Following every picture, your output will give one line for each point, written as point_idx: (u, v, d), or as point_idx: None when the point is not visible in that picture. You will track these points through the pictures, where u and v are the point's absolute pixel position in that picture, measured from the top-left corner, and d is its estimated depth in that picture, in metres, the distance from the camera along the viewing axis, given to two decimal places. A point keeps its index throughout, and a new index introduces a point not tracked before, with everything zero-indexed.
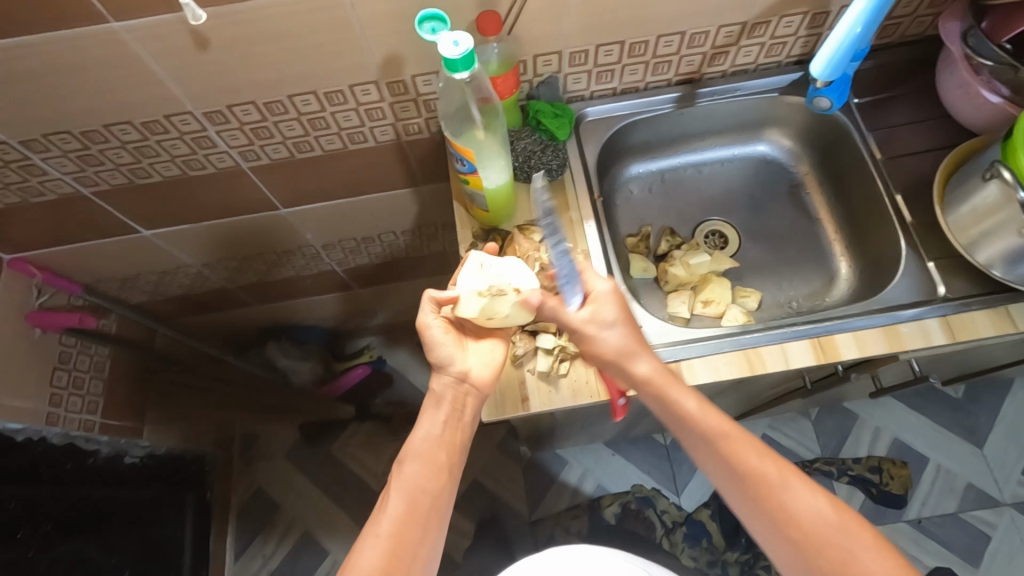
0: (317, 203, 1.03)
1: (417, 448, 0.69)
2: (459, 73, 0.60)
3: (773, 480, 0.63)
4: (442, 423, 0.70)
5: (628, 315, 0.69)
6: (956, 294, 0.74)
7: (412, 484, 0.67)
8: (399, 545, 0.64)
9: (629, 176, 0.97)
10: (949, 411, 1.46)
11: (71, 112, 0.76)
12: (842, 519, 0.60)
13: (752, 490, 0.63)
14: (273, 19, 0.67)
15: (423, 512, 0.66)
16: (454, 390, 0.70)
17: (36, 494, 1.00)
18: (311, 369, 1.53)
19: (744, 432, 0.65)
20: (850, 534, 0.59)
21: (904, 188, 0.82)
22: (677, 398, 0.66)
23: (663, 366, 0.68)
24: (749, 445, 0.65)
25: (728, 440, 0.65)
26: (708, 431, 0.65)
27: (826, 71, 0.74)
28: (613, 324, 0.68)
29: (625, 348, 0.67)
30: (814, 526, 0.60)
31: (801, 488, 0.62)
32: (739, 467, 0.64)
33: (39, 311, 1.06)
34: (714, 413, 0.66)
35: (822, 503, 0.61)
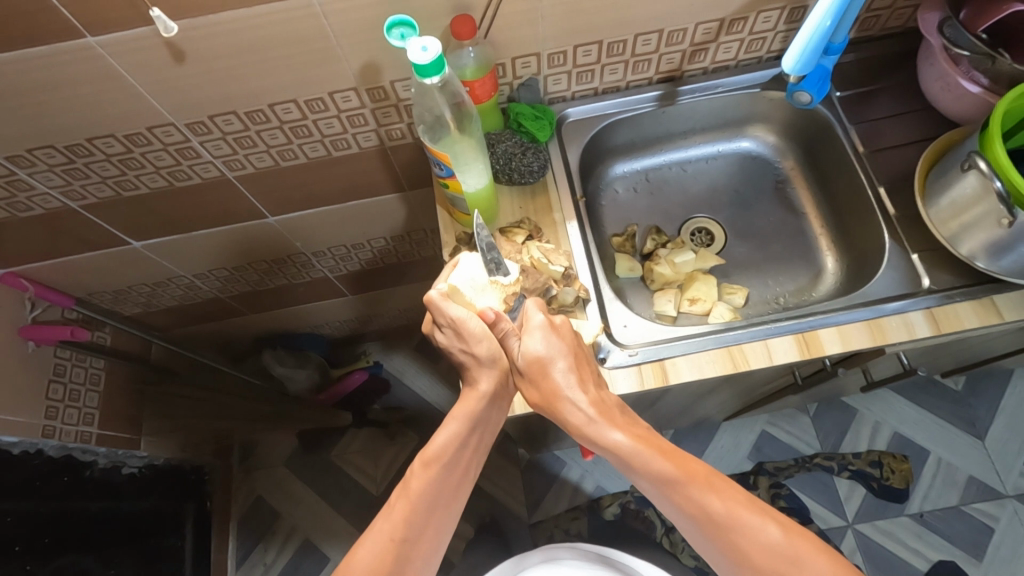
0: (305, 211, 1.03)
1: (447, 454, 0.65)
2: (430, 79, 0.60)
3: (720, 518, 0.58)
4: (475, 431, 0.67)
5: (557, 347, 0.66)
6: (940, 286, 0.73)
7: (434, 487, 0.64)
8: (409, 548, 0.61)
9: (613, 177, 0.97)
10: (949, 404, 1.45)
11: (54, 127, 0.77)
12: (796, 551, 0.55)
13: (700, 529, 0.59)
14: (249, 30, 0.68)
15: (440, 519, 0.64)
16: (500, 390, 0.69)
17: (34, 507, 0.99)
18: (308, 377, 1.51)
19: (683, 467, 0.60)
20: (807, 566, 0.55)
21: (887, 181, 0.81)
22: (606, 441, 0.63)
23: (596, 400, 0.65)
24: (691, 482, 0.59)
25: (669, 482, 0.60)
26: (647, 472, 0.61)
27: (798, 66, 0.74)
28: (544, 360, 0.65)
29: (554, 390, 0.65)
30: (767, 560, 0.56)
31: (751, 520, 0.57)
32: (684, 506, 0.59)
33: (32, 325, 1.06)
34: (651, 451, 0.61)
35: (774, 533, 0.56)
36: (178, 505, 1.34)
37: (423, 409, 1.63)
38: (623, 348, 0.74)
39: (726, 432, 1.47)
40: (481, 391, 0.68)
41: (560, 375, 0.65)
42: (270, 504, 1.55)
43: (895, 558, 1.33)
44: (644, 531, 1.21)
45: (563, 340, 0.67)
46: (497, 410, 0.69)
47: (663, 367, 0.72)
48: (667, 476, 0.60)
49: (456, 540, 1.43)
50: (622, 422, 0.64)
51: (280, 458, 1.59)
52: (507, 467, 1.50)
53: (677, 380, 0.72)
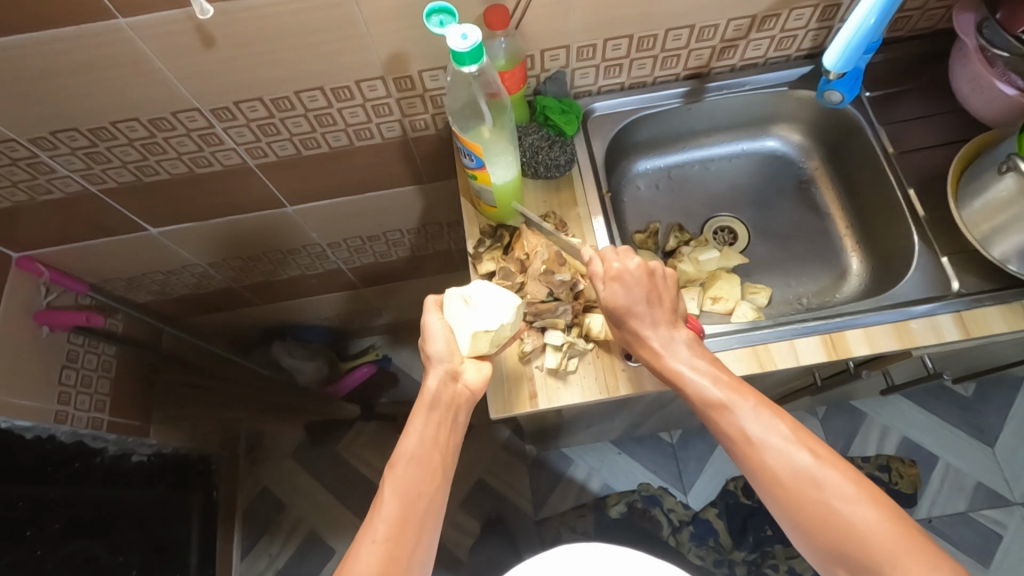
0: (323, 201, 1.03)
1: (410, 451, 0.63)
2: (466, 67, 0.59)
3: (753, 438, 0.58)
4: (437, 424, 0.64)
5: (637, 295, 0.66)
6: (969, 290, 0.73)
7: (407, 485, 0.61)
8: (392, 549, 0.57)
9: (636, 173, 0.96)
10: (958, 410, 1.44)
11: (79, 109, 0.76)
12: (825, 476, 0.55)
13: (735, 447, 0.60)
14: (280, 16, 0.67)
15: (420, 518, 0.60)
16: (445, 391, 0.66)
17: (45, 494, 0.99)
18: (317, 369, 1.53)
19: (729, 390, 0.61)
20: (833, 488, 0.54)
21: (915, 183, 0.81)
22: (669, 369, 0.64)
23: (670, 337, 0.66)
24: (732, 403, 0.60)
25: (712, 402, 0.61)
26: (693, 393, 0.62)
27: (839, 63, 0.73)
28: (625, 306, 0.66)
29: (631, 329, 0.67)
30: (793, 480, 0.56)
31: (783, 442, 0.57)
32: (721, 425, 0.60)
33: (46, 310, 1.05)
34: (703, 375, 0.63)
35: (804, 458, 0.56)
36: (184, 495, 1.33)
37: None
38: None
39: None
40: (426, 387, 0.66)
41: (639, 317, 0.66)
42: (275, 495, 1.55)
43: None
44: (653, 530, 1.21)
45: (643, 286, 0.67)
46: (447, 407, 0.65)
47: None
48: (712, 397, 0.61)
49: (461, 535, 1.43)
50: (689, 352, 0.65)
51: (287, 449, 1.58)
52: (515, 462, 1.50)
53: None
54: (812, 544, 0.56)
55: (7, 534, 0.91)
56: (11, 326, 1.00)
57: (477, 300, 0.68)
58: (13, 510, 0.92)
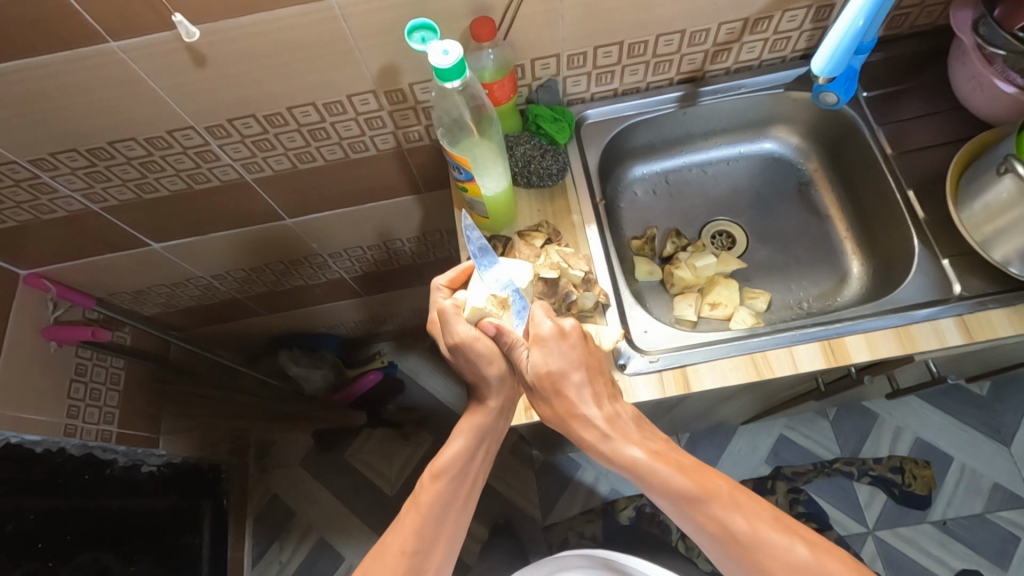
0: (322, 212, 1.03)
1: (455, 467, 0.68)
2: (451, 83, 0.59)
3: (742, 537, 0.57)
4: (481, 448, 0.70)
5: (572, 361, 0.65)
6: (972, 293, 0.71)
7: (445, 501, 0.67)
8: (422, 559, 0.64)
9: (632, 178, 0.96)
10: (973, 410, 1.41)
11: (77, 130, 0.78)
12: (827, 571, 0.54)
13: (723, 547, 0.58)
14: (268, 34, 0.68)
15: (451, 534, 0.67)
16: (508, 406, 0.71)
17: (54, 506, 1.01)
18: (323, 377, 1.51)
19: (703, 485, 0.60)
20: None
21: (916, 184, 0.79)
22: (622, 456, 0.63)
23: (611, 416, 0.65)
24: (707, 499, 0.59)
25: (682, 496, 0.60)
26: (659, 486, 0.61)
27: (828, 67, 0.73)
28: (560, 373, 0.65)
29: (565, 403, 0.65)
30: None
31: (775, 539, 0.57)
32: (701, 522, 0.59)
33: (54, 325, 1.07)
34: (668, 467, 0.61)
35: (801, 553, 0.55)
36: (195, 504, 1.35)
37: (436, 409, 1.63)
38: (643, 355, 0.73)
39: (743, 436, 1.45)
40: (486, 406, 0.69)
41: (574, 387, 0.65)
42: (285, 503, 1.56)
43: (917, 566, 1.30)
44: (661, 534, 1.20)
45: (575, 353, 0.65)
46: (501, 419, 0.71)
47: (685, 374, 0.71)
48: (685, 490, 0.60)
49: (469, 541, 1.43)
50: (639, 439, 0.64)
51: (296, 457, 1.60)
52: (522, 468, 1.50)
53: (700, 388, 0.70)
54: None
55: (18, 548, 0.93)
56: (21, 342, 1.01)
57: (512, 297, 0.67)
58: (24, 523, 0.95)
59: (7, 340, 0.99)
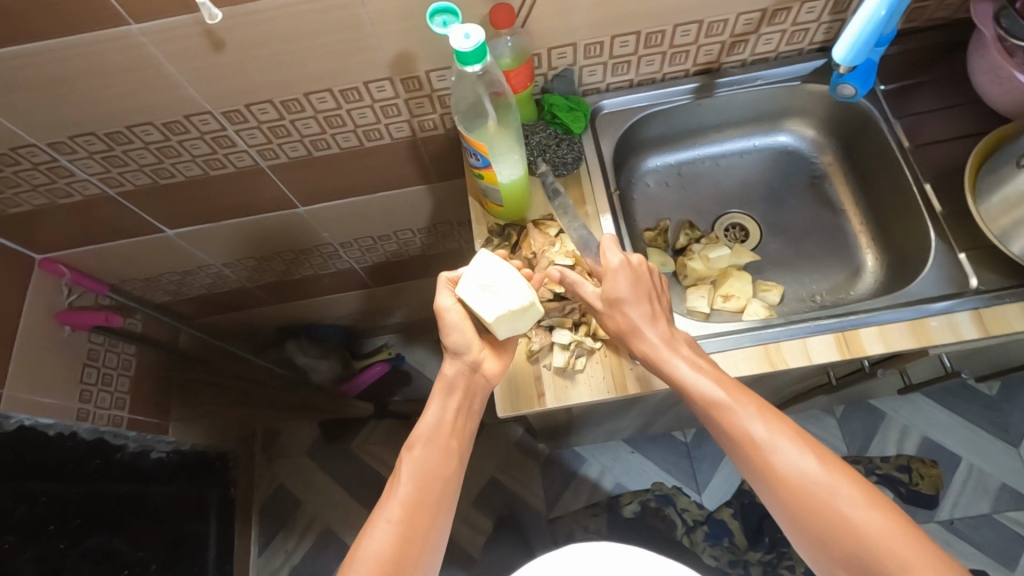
0: (334, 201, 1.04)
1: (426, 434, 0.69)
2: (471, 67, 0.59)
3: (760, 442, 0.61)
4: (452, 411, 0.70)
5: (638, 288, 0.69)
6: (988, 287, 0.71)
7: (422, 467, 0.67)
8: (409, 528, 0.63)
9: (645, 170, 0.96)
10: (981, 409, 1.41)
11: (96, 113, 0.78)
12: (835, 484, 0.58)
13: (744, 454, 0.62)
14: (287, 18, 0.68)
15: (434, 501, 0.66)
16: (463, 379, 0.70)
17: (65, 489, 1.01)
18: (330, 367, 1.55)
19: (733, 393, 0.64)
20: (845, 500, 0.57)
21: (933, 178, 0.79)
22: (671, 366, 0.65)
23: (666, 333, 0.68)
24: (739, 409, 0.63)
25: (717, 406, 0.63)
26: (697, 396, 0.64)
27: (849, 56, 0.72)
28: (626, 301, 0.68)
29: (632, 325, 0.68)
30: (802, 486, 0.59)
31: (790, 448, 0.61)
32: (725, 426, 0.63)
33: (67, 310, 1.08)
34: (706, 374, 0.65)
35: (812, 465, 0.59)
36: (203, 492, 1.36)
37: None
38: None
39: None
40: (444, 375, 0.71)
41: (637, 312, 0.68)
42: (292, 493, 1.57)
43: None
44: (665, 530, 1.20)
45: (639, 280, 0.69)
46: (464, 393, 0.70)
47: None
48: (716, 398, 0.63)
49: (473, 533, 1.44)
50: (688, 352, 0.67)
51: (303, 447, 1.61)
52: (528, 460, 1.50)
53: None
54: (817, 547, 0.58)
55: (30, 530, 0.94)
56: (35, 326, 1.02)
57: (495, 284, 0.66)
58: (36, 506, 0.95)
59: (22, 324, 1.00)
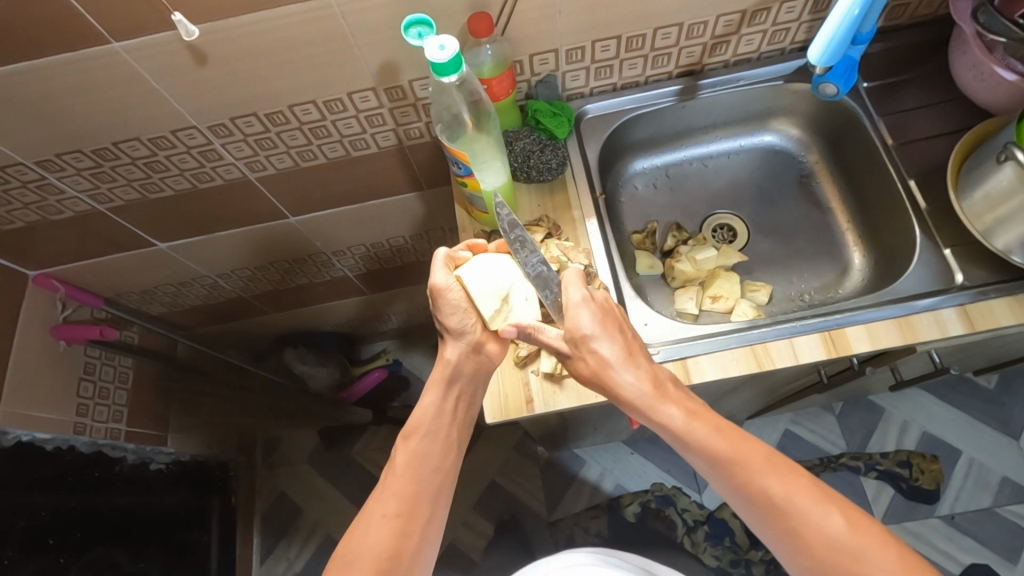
0: (324, 211, 1.04)
1: (425, 424, 0.70)
2: (448, 77, 0.60)
3: (777, 503, 0.58)
4: (450, 400, 0.70)
5: (603, 325, 0.66)
6: (974, 282, 0.71)
7: (419, 460, 0.68)
8: (406, 522, 0.65)
9: (633, 173, 0.96)
10: (981, 403, 1.40)
11: (83, 131, 0.79)
12: (862, 545, 0.55)
13: (758, 511, 0.59)
14: (267, 32, 0.68)
15: (432, 492, 0.67)
16: (468, 360, 0.70)
17: (64, 502, 1.02)
18: (329, 375, 1.54)
19: (745, 450, 0.60)
20: (877, 564, 0.54)
21: (918, 174, 0.79)
22: (662, 418, 0.62)
23: (648, 376, 0.64)
24: (749, 462, 0.60)
25: (726, 461, 0.60)
26: (702, 449, 0.61)
27: (824, 57, 0.73)
28: (594, 337, 0.65)
29: (603, 363, 0.65)
30: (827, 550, 0.56)
31: (813, 508, 0.57)
32: (736, 482, 0.60)
33: (63, 324, 1.08)
34: (706, 427, 0.62)
35: (838, 524, 0.56)
36: (203, 501, 1.37)
37: None
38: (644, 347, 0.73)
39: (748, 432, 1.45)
40: (447, 360, 0.70)
41: (608, 348, 0.65)
42: (293, 501, 1.57)
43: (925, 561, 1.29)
44: (665, 531, 1.20)
45: (603, 315, 0.67)
46: (469, 378, 0.70)
47: (685, 366, 0.71)
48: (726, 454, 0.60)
49: (474, 537, 1.44)
50: (677, 398, 0.64)
51: (303, 455, 1.61)
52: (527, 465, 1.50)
53: (700, 380, 0.70)
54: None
55: (30, 543, 0.94)
56: (31, 341, 1.03)
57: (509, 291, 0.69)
58: (36, 519, 0.96)
59: (17, 339, 1.00)
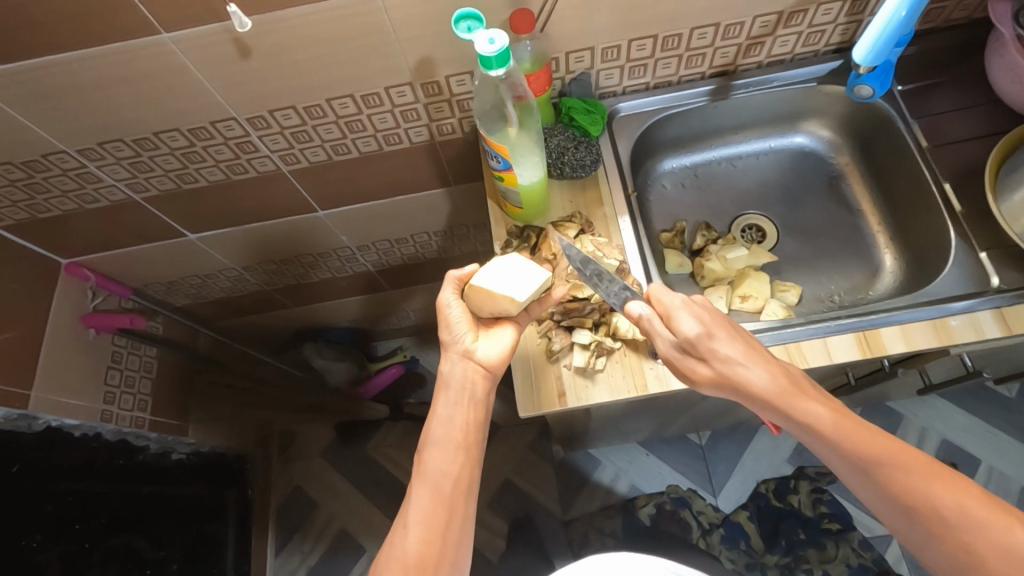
0: (352, 205, 1.05)
1: (435, 434, 0.69)
2: (493, 70, 0.60)
3: (825, 427, 0.59)
4: (454, 407, 0.70)
5: (710, 321, 0.64)
6: (1010, 286, 0.71)
7: (433, 470, 0.67)
8: (428, 532, 0.64)
9: (662, 172, 0.96)
10: (1002, 412, 1.39)
11: (125, 121, 0.80)
12: (902, 459, 0.56)
13: (808, 435, 0.60)
14: (312, 26, 0.69)
15: (450, 499, 0.66)
16: (461, 372, 0.71)
17: (91, 489, 1.03)
18: (346, 369, 1.57)
19: (790, 384, 0.61)
20: (917, 474, 0.55)
21: (952, 177, 0.79)
22: (743, 378, 0.62)
23: (743, 349, 0.63)
24: (795, 395, 0.60)
25: (779, 396, 0.61)
26: (760, 388, 0.61)
27: (869, 57, 0.73)
28: (707, 338, 0.63)
29: (727, 361, 0.62)
30: (874, 464, 0.56)
31: (857, 430, 0.58)
32: (793, 416, 0.60)
33: (93, 312, 1.10)
34: (761, 362, 0.62)
35: (880, 447, 0.57)
36: (221, 494, 1.38)
37: None
38: None
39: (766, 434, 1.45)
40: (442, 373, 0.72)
41: (728, 349, 0.63)
42: (308, 496, 1.57)
43: None
44: (681, 535, 1.19)
45: (711, 314, 0.65)
46: (461, 385, 0.70)
47: None
48: (784, 394, 0.60)
49: (489, 535, 1.44)
50: (760, 359, 0.63)
51: (317, 450, 1.61)
52: (542, 464, 1.50)
53: None
54: (915, 527, 0.55)
55: (55, 528, 0.95)
56: (63, 329, 1.05)
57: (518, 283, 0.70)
58: (62, 504, 0.97)
59: (48, 327, 1.02)
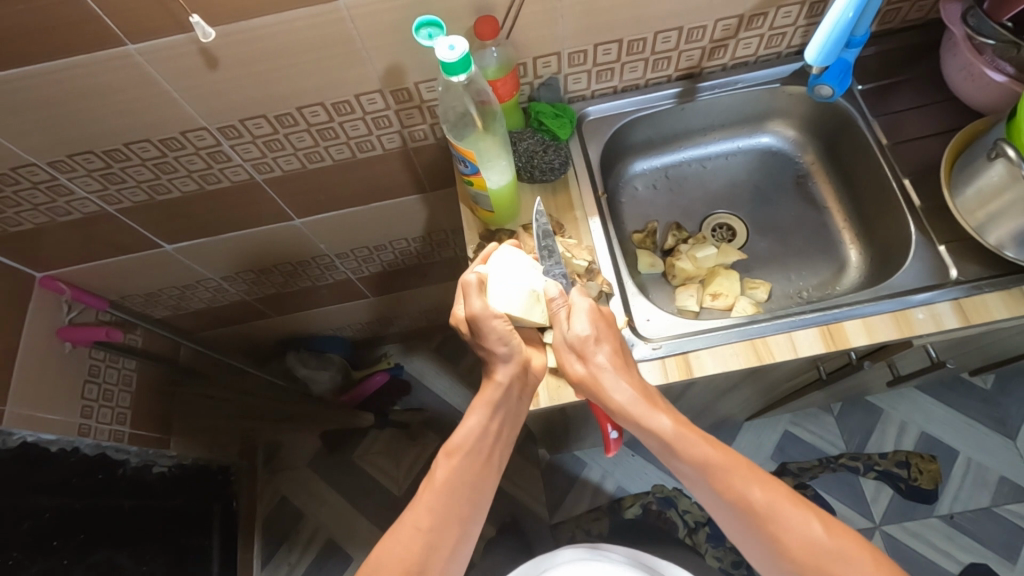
0: (329, 212, 1.05)
1: (469, 444, 0.69)
2: (456, 76, 0.61)
3: (667, 438, 0.63)
4: (495, 422, 0.70)
5: (599, 332, 0.68)
6: (968, 277, 0.73)
7: (460, 478, 0.68)
8: (437, 537, 0.64)
9: (633, 174, 0.98)
10: (977, 403, 1.42)
11: (95, 133, 0.80)
12: (729, 463, 0.62)
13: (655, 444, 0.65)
14: (279, 36, 0.70)
15: (467, 509, 0.67)
16: (518, 379, 0.70)
17: (68, 504, 1.01)
18: (331, 377, 1.55)
19: (644, 394, 0.66)
20: (741, 475, 0.61)
21: (911, 172, 0.81)
22: (607, 388, 0.66)
23: (613, 360, 0.67)
24: (647, 405, 0.65)
25: (635, 405, 0.65)
26: (618, 399, 0.65)
27: (820, 57, 0.75)
28: (591, 342, 0.67)
29: (598, 369, 0.66)
30: (705, 469, 0.62)
31: (693, 439, 0.63)
32: (643, 427, 0.64)
33: (68, 326, 1.09)
34: (621, 374, 0.66)
35: (711, 451, 0.62)
36: (205, 505, 1.37)
37: (442, 409, 1.64)
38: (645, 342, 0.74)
39: (749, 431, 1.46)
40: (498, 382, 0.69)
41: (603, 357, 0.67)
42: (294, 505, 1.57)
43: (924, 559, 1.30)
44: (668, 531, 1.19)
45: (604, 325, 0.69)
46: (517, 398, 0.70)
47: (687, 360, 0.73)
48: (638, 406, 0.64)
49: None
50: (621, 369, 0.67)
51: (304, 459, 1.61)
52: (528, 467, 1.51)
53: (701, 373, 0.72)
54: (736, 523, 0.61)
55: (33, 544, 0.94)
56: (37, 344, 1.03)
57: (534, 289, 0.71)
58: (40, 522, 0.95)
59: (23, 342, 1.01)
